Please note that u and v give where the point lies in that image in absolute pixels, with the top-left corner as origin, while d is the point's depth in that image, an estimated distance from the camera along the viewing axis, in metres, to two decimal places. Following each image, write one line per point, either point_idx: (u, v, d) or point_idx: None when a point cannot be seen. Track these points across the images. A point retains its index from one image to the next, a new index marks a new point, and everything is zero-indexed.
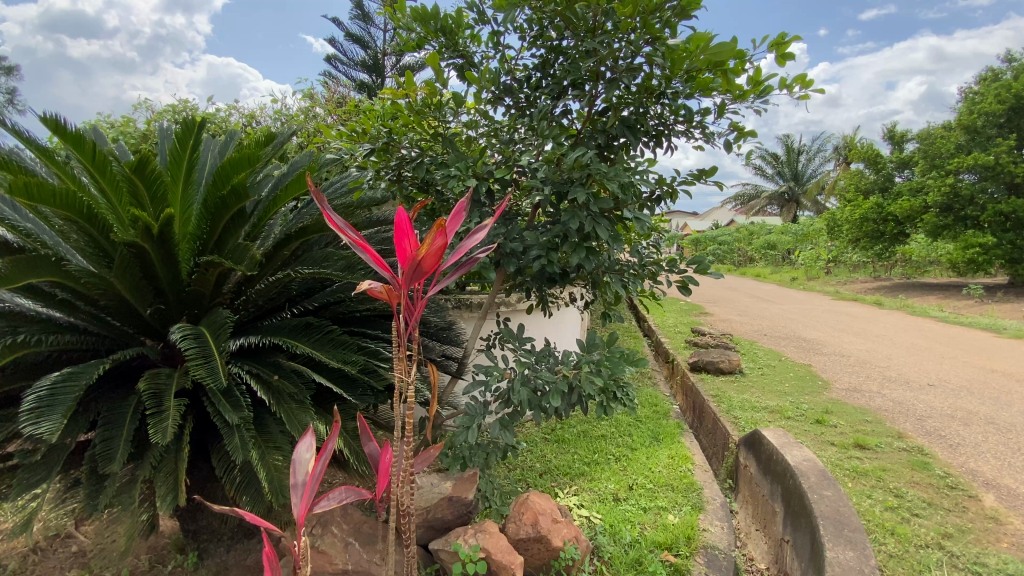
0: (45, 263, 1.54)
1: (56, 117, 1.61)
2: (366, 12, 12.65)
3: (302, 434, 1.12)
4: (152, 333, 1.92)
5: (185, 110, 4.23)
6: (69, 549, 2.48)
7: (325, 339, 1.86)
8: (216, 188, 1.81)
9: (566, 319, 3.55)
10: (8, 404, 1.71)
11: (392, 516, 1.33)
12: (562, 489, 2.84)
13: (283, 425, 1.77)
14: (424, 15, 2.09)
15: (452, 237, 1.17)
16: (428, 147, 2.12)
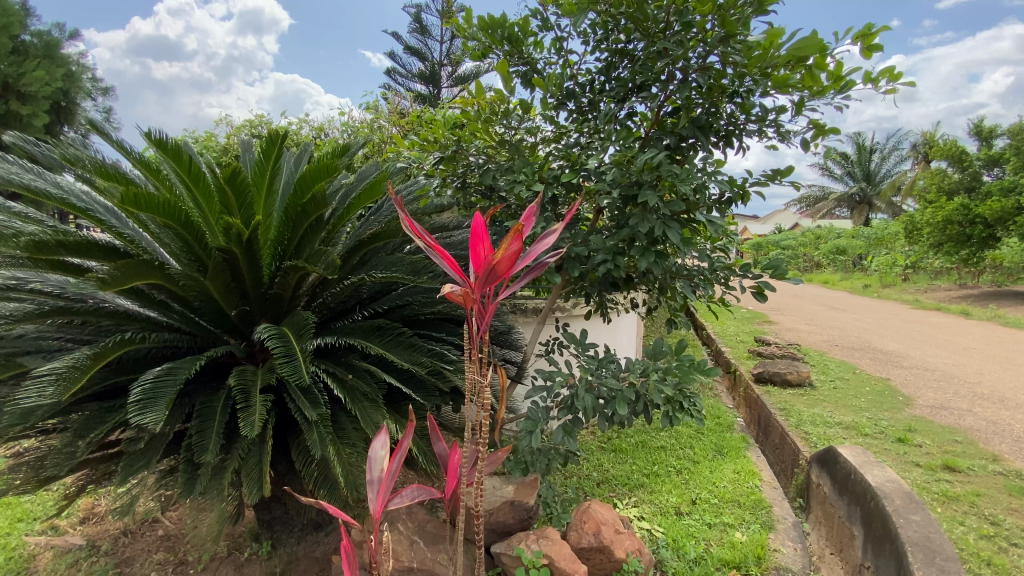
0: (149, 268, 1.67)
1: (159, 132, 1.75)
2: (423, 25, 13.12)
3: (377, 432, 1.15)
4: (236, 333, 2.04)
5: (260, 125, 4.51)
6: (156, 533, 2.67)
7: (396, 340, 1.93)
8: (298, 196, 1.92)
9: (624, 325, 3.48)
10: (113, 395, 1.85)
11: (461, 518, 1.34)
12: (621, 500, 2.78)
13: (356, 423, 1.84)
14: (491, 23, 2.13)
15: (527, 242, 1.17)
16: (493, 153, 2.16)
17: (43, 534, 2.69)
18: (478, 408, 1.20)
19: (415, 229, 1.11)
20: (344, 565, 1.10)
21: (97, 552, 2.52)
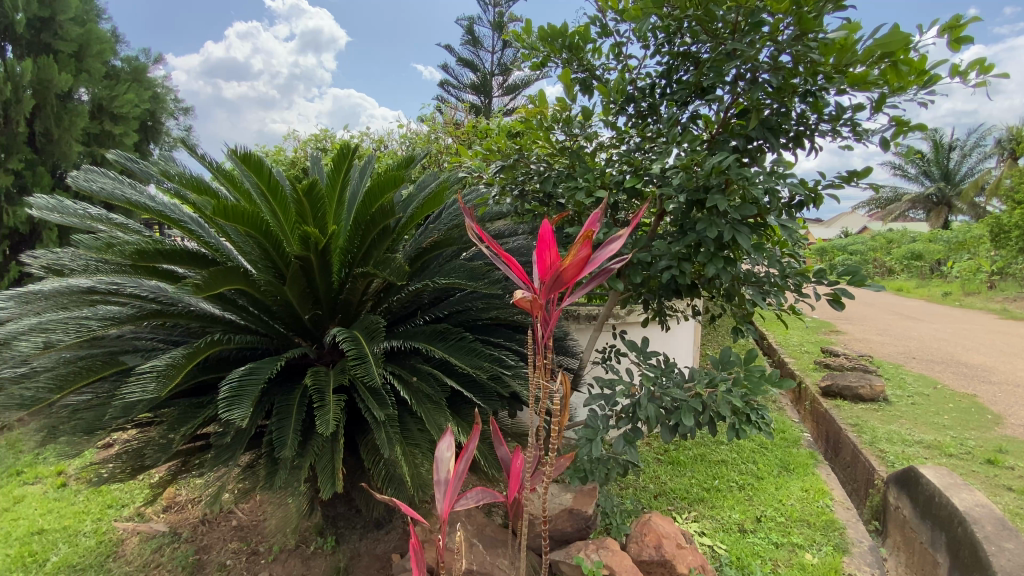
0: (236, 274, 1.80)
1: (245, 149, 1.89)
2: (475, 36, 13.42)
3: (443, 434, 1.16)
4: (308, 335, 2.16)
5: (325, 139, 4.75)
6: (230, 523, 2.83)
7: (458, 345, 1.97)
8: (367, 206, 2.02)
9: (682, 333, 3.39)
10: (200, 392, 1.99)
11: (523, 522, 1.34)
12: (680, 514, 2.70)
13: (420, 425, 1.90)
14: (552, 32, 2.16)
15: (596, 248, 1.16)
16: (554, 160, 2.18)
17: (131, 520, 2.91)
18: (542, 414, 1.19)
19: (486, 239, 1.11)
20: (412, 563, 1.13)
21: (179, 538, 2.71)
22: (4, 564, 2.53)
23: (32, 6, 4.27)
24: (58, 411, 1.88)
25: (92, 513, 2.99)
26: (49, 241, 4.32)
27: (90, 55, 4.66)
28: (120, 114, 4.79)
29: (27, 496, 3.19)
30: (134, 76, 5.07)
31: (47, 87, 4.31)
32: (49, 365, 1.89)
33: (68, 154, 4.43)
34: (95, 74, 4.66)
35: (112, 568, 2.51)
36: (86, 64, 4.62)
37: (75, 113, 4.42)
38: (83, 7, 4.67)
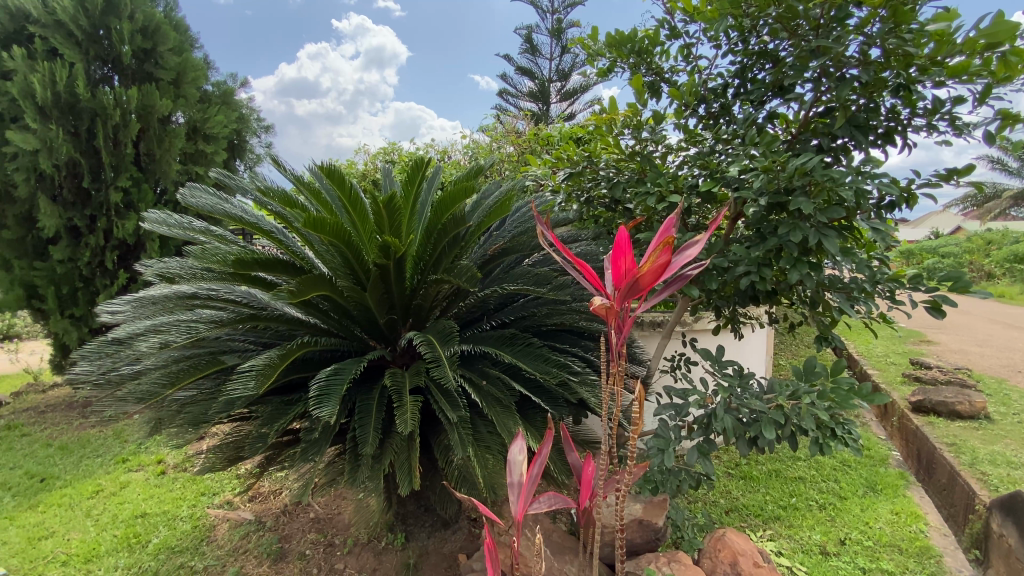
0: (324, 281, 1.93)
1: (329, 163, 2.02)
2: (534, 44, 13.60)
3: (517, 437, 1.18)
4: (383, 338, 2.27)
5: (393, 151, 4.98)
6: (308, 515, 3.00)
7: (526, 350, 2.00)
8: (439, 215, 2.11)
9: (754, 342, 3.25)
10: (289, 391, 2.14)
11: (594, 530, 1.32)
12: (754, 531, 2.58)
13: (491, 428, 1.94)
14: (620, 38, 2.15)
15: (675, 254, 1.15)
16: (623, 165, 2.14)
17: (221, 507, 3.16)
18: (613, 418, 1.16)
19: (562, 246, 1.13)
20: (487, 563, 1.14)
21: (263, 526, 2.91)
22: (116, 543, 2.82)
23: (137, 39, 4.78)
24: (169, 405, 2.08)
25: (188, 500, 3.26)
26: (151, 251, 4.79)
27: (186, 82, 5.13)
28: (211, 134, 5.23)
29: (133, 482, 3.53)
30: (223, 99, 5.51)
31: (150, 112, 4.78)
32: (162, 363, 2.09)
33: (167, 172, 4.89)
34: (190, 99, 5.12)
35: (206, 551, 2.72)
36: (183, 90, 5.08)
37: (173, 135, 4.87)
38: (181, 38, 5.16)
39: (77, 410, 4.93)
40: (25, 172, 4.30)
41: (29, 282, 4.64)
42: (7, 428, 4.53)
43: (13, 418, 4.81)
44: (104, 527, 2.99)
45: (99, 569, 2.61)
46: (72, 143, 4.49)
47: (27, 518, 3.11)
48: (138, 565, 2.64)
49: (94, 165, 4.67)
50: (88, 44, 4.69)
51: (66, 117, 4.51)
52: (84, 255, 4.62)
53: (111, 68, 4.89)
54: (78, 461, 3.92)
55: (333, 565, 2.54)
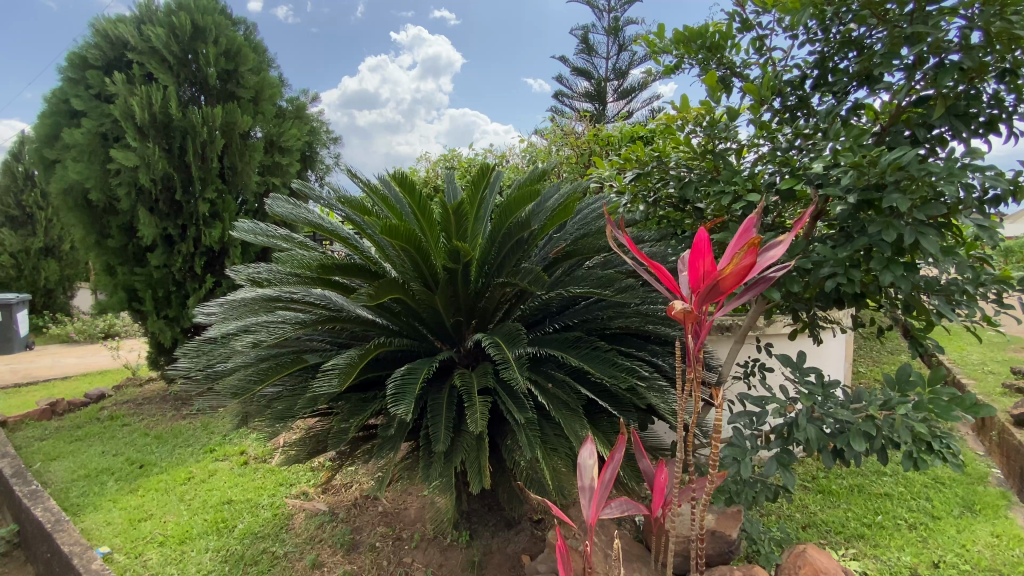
0: (396, 285, 2.02)
1: (400, 172, 2.12)
2: (590, 44, 13.56)
3: (588, 441, 1.18)
4: (450, 340, 2.34)
5: (453, 157, 5.12)
6: (376, 509, 3.12)
7: (592, 353, 1.99)
8: (504, 219, 2.13)
9: (831, 347, 3.06)
10: (364, 388, 2.26)
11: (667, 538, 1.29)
12: (834, 549, 2.43)
13: (558, 431, 1.95)
14: (689, 34, 2.11)
15: (760, 256, 1.10)
16: (693, 164, 2.09)
17: (298, 498, 3.35)
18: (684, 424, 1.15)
19: (639, 251, 1.11)
20: (560, 565, 1.16)
21: (336, 517, 3.05)
22: (206, 527, 3.06)
23: (222, 61, 5.20)
24: (258, 399, 2.24)
25: (269, 489, 3.49)
26: (233, 258, 5.17)
27: (264, 98, 5.51)
28: (285, 147, 5.58)
29: (219, 470, 3.82)
30: (296, 113, 5.87)
31: (233, 128, 5.19)
32: (252, 361, 2.25)
33: (247, 184, 5.26)
34: (267, 115, 5.49)
35: (285, 538, 2.90)
36: (261, 106, 5.46)
37: (252, 149, 5.25)
38: (259, 59, 5.56)
39: (169, 402, 5.39)
40: (127, 187, 4.76)
41: (130, 286, 5.13)
42: (112, 418, 5.03)
43: (116, 408, 5.34)
44: (196, 511, 3.26)
45: (193, 550, 2.84)
46: (166, 158, 4.93)
47: (132, 500, 3.44)
48: (227, 548, 2.85)
49: (184, 179, 5.11)
50: (179, 69, 5.14)
51: (161, 135, 4.96)
52: (176, 261, 5.06)
53: (198, 88, 5.33)
54: (172, 449, 4.28)
55: (401, 559, 2.63)
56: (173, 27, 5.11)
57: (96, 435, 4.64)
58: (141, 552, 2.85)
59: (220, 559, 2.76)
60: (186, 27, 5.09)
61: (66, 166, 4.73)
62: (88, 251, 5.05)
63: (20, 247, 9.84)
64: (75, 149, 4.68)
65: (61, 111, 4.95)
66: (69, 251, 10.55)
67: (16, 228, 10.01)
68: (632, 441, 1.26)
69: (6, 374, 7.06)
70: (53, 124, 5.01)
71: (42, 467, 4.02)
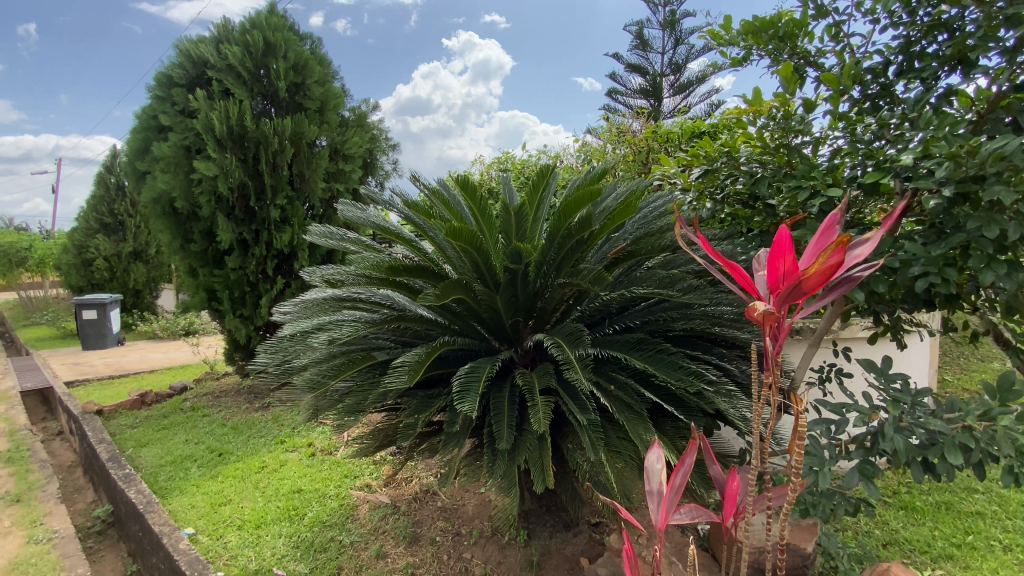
0: (459, 286, 2.07)
1: (463, 174, 2.16)
2: (644, 39, 13.36)
3: (654, 445, 1.14)
4: (509, 340, 2.37)
5: (508, 160, 5.19)
6: (435, 504, 3.20)
7: (656, 355, 1.95)
8: (563, 220, 2.13)
9: (913, 350, 2.86)
10: (428, 385, 2.33)
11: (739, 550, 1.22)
12: (920, 569, 2.25)
13: (622, 433, 1.92)
14: (759, 24, 2.03)
15: (848, 255, 1.03)
16: (766, 159, 2.01)
17: (362, 490, 3.49)
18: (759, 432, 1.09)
19: (714, 251, 1.06)
20: (627, 568, 1.14)
21: (398, 510, 3.16)
22: (279, 513, 3.25)
23: (290, 75, 5.52)
24: (330, 394, 2.35)
25: (335, 480, 3.66)
26: (301, 260, 5.47)
27: (329, 108, 5.79)
28: (348, 154, 5.85)
29: (290, 461, 4.05)
30: (358, 122, 6.14)
31: (301, 138, 5.50)
32: (326, 357, 2.36)
33: (313, 191, 5.55)
34: (332, 124, 5.78)
35: (351, 528, 3.03)
36: (326, 116, 5.76)
37: (318, 157, 5.54)
38: (324, 71, 5.86)
39: (243, 396, 5.77)
40: (208, 195, 5.13)
41: (209, 287, 5.53)
42: (193, 409, 5.44)
43: (197, 400, 5.77)
44: (269, 498, 3.46)
45: (268, 535, 3.03)
46: (242, 168, 5.29)
47: (212, 485, 3.71)
48: (298, 535, 3.01)
49: (258, 187, 5.45)
50: (252, 83, 5.50)
51: (237, 146, 5.32)
52: (250, 263, 5.42)
53: (269, 101, 5.68)
54: (247, 440, 4.58)
55: (461, 554, 2.69)
56: (247, 45, 5.48)
57: (180, 424, 5.04)
58: (221, 535, 3.06)
59: (292, 544, 2.92)
60: (259, 44, 5.44)
61: (156, 177, 5.16)
62: (173, 254, 5.49)
63: (114, 251, 10.86)
64: (163, 161, 5.10)
65: (150, 126, 5.41)
66: (155, 255, 11.52)
67: (110, 234, 11.04)
68: (702, 445, 1.21)
69: (103, 367, 7.79)
70: (143, 138, 5.49)
71: (135, 452, 4.40)
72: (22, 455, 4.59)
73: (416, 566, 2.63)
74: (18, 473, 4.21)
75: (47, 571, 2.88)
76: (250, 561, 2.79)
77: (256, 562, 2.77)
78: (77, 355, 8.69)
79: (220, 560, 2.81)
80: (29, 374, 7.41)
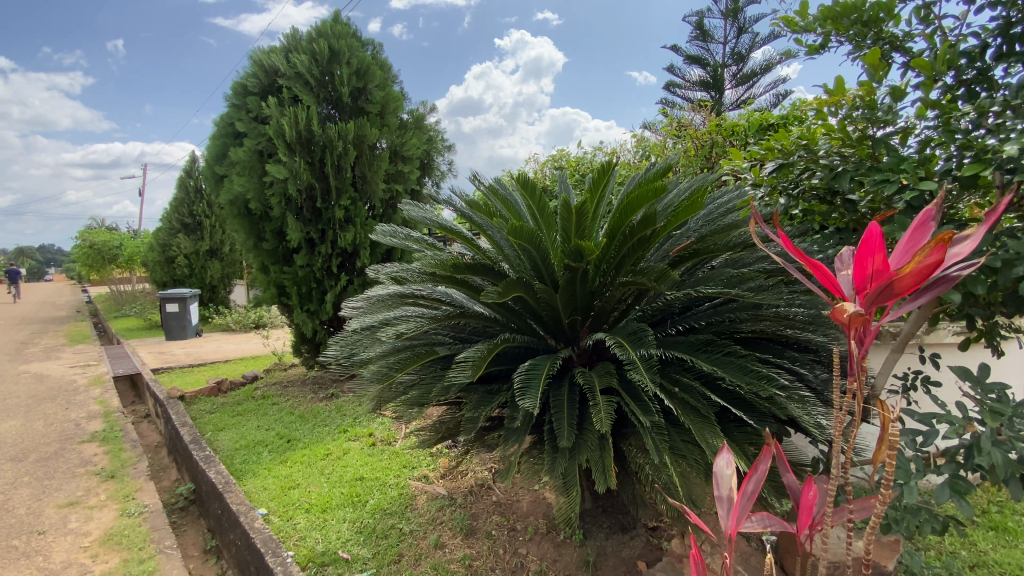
0: (519, 284, 2.08)
1: (525, 173, 2.17)
2: (705, 30, 12.92)
3: (724, 449, 1.09)
4: (567, 339, 2.37)
5: (563, 157, 5.18)
6: (490, 499, 3.26)
7: (724, 358, 1.89)
8: (623, 218, 2.10)
9: (1011, 358, 2.62)
10: (488, 381, 2.37)
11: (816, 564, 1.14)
12: None
13: (686, 436, 1.88)
14: (840, 9, 1.91)
15: (950, 254, 0.93)
16: (848, 152, 1.89)
17: (421, 480, 3.60)
18: (841, 448, 0.97)
19: (794, 248, 0.99)
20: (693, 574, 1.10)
21: (455, 502, 3.23)
22: (343, 499, 3.41)
23: (353, 81, 5.76)
24: (395, 386, 2.45)
25: (394, 470, 3.80)
26: (363, 258, 5.71)
27: (389, 111, 5.99)
28: (407, 156, 6.03)
29: (352, 449, 4.23)
30: (416, 124, 6.32)
31: (363, 140, 5.73)
32: (392, 351, 2.45)
33: (374, 191, 5.78)
34: (392, 126, 5.98)
35: (410, 517, 3.14)
36: (386, 119, 5.97)
37: (379, 159, 5.76)
38: (384, 75, 6.07)
39: (309, 386, 6.09)
40: (278, 197, 5.45)
41: (279, 283, 5.87)
42: (264, 397, 5.81)
43: (267, 389, 6.15)
44: (334, 484, 3.64)
45: (333, 519, 3.18)
46: (309, 170, 5.57)
47: (282, 470, 3.94)
48: (360, 520, 3.15)
49: (323, 188, 5.73)
50: (319, 89, 5.77)
51: (305, 150, 5.61)
52: (317, 261, 5.71)
53: (333, 106, 5.95)
54: (313, 427, 4.83)
55: (516, 549, 2.72)
56: (314, 53, 5.76)
57: (252, 411, 5.39)
58: (291, 516, 3.26)
59: (356, 530, 3.05)
60: (324, 52, 5.71)
61: (232, 180, 5.54)
62: (247, 252, 5.87)
63: (193, 249, 11.73)
64: (239, 165, 5.46)
65: (228, 133, 5.81)
66: (229, 253, 12.34)
67: (190, 233, 11.95)
68: (775, 451, 1.13)
69: (184, 356, 8.45)
70: (221, 144, 5.89)
71: (213, 435, 4.76)
72: (116, 435, 5.06)
73: (473, 558, 2.69)
74: (114, 451, 4.65)
75: (140, 541, 3.17)
76: (317, 543, 2.94)
77: (323, 544, 2.92)
78: (161, 345, 9.46)
79: (290, 540, 2.99)
80: (122, 361, 8.16)
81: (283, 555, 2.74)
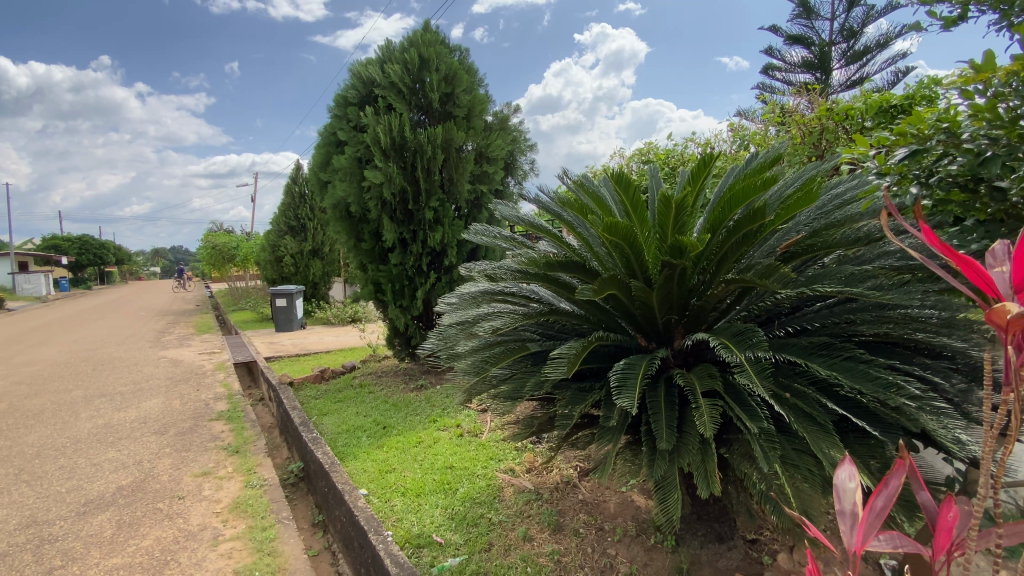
0: (614, 281, 2.06)
1: (620, 168, 2.14)
2: (809, 6, 11.90)
3: (846, 461, 0.98)
4: (662, 339, 2.31)
5: (651, 151, 5.05)
6: (577, 496, 3.27)
7: (842, 363, 1.75)
8: (727, 213, 2.00)
9: None
10: (579, 378, 2.38)
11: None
12: None
13: (798, 446, 1.77)
14: None
15: None
16: (999, 134, 1.67)
17: (508, 473, 3.70)
18: (990, 471, 0.84)
19: (938, 241, 0.88)
20: None
21: (541, 497, 3.28)
22: (435, 486, 3.59)
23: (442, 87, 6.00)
24: (488, 380, 2.53)
25: (482, 461, 3.93)
26: (451, 257, 5.96)
27: (476, 114, 6.18)
28: (492, 157, 6.19)
29: (442, 438, 4.44)
30: (500, 125, 6.45)
31: (450, 144, 5.96)
32: (485, 345, 2.53)
33: (461, 193, 6.01)
34: (478, 129, 6.16)
35: (499, 508, 3.23)
36: (472, 122, 6.15)
37: (466, 161, 5.96)
38: (471, 79, 6.26)
39: (401, 376, 6.47)
40: (375, 200, 5.82)
41: (375, 281, 6.28)
42: (361, 386, 6.25)
43: (364, 378, 6.61)
44: (427, 471, 3.84)
45: (427, 504, 3.36)
46: (402, 175, 5.89)
47: (380, 454, 4.23)
48: (452, 507, 3.30)
49: (414, 191, 6.03)
50: (410, 97, 6.09)
51: (398, 155, 5.93)
52: (409, 260, 6.05)
53: (423, 112, 6.24)
54: (406, 416, 5.13)
55: (605, 549, 2.70)
56: (406, 62, 6.07)
57: (351, 399, 5.82)
58: (389, 498, 3.49)
59: (448, 516, 3.20)
60: (415, 61, 6.00)
61: (335, 186, 6.00)
62: (347, 252, 6.34)
63: (298, 249, 12.86)
64: (340, 172, 5.91)
65: (331, 142, 6.30)
66: (329, 252, 13.39)
67: (296, 235, 13.12)
68: (908, 464, 1.01)
69: (291, 346, 9.30)
70: (325, 153, 6.39)
71: (319, 419, 5.21)
72: (238, 415, 5.70)
73: (562, 553, 2.71)
74: (237, 429, 5.25)
75: (261, 511, 3.55)
76: (412, 525, 3.13)
77: (418, 527, 3.10)
78: (272, 336, 10.49)
79: (389, 520, 3.20)
80: (241, 349, 9.15)
81: (383, 534, 2.94)
